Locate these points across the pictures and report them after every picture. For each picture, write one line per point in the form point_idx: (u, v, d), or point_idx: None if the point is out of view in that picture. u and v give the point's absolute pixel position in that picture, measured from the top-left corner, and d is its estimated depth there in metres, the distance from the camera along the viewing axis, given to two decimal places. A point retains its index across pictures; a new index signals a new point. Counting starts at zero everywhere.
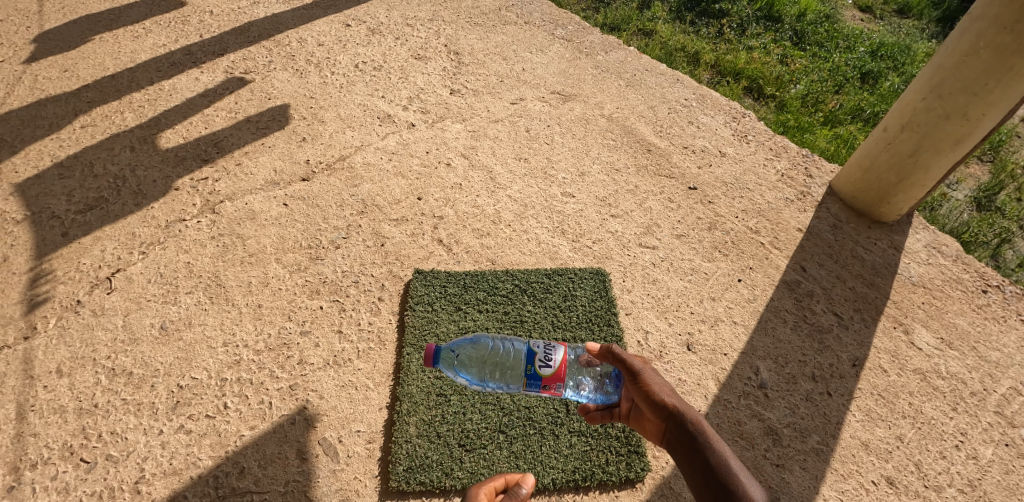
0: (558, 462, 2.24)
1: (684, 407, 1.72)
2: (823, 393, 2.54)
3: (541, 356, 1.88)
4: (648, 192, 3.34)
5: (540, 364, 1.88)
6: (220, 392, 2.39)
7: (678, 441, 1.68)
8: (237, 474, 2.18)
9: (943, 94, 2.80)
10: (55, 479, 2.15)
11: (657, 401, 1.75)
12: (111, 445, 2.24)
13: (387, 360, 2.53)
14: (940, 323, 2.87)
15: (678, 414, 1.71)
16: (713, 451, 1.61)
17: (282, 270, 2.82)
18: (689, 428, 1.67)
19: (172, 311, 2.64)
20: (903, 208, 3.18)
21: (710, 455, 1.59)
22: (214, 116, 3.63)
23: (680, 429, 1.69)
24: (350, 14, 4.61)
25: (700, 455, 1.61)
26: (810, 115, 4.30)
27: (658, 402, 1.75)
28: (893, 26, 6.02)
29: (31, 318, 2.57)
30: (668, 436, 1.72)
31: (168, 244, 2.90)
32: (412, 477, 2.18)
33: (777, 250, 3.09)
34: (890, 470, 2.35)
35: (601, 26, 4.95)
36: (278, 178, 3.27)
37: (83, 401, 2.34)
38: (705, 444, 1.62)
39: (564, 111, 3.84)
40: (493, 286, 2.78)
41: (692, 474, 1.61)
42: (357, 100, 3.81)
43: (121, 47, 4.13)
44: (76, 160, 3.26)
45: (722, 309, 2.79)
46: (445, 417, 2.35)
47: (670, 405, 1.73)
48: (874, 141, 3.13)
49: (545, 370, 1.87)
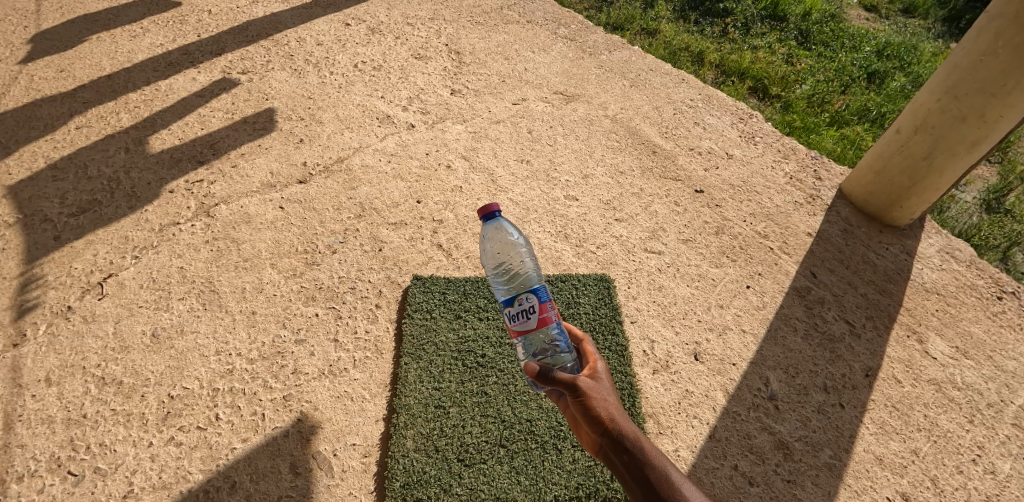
0: (560, 478, 2.16)
1: (625, 420, 1.63)
2: (835, 405, 2.46)
3: (515, 308, 1.75)
4: (654, 195, 3.25)
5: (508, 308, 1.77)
6: (212, 403, 2.32)
7: (618, 460, 1.59)
8: (229, 488, 2.11)
9: (958, 96, 2.71)
10: (41, 493, 2.07)
11: (595, 417, 1.63)
12: (99, 457, 2.16)
13: (384, 370, 2.45)
14: (955, 331, 2.78)
15: (619, 431, 1.61)
16: (659, 469, 1.54)
17: (277, 276, 2.75)
18: (630, 446, 1.59)
19: (164, 318, 2.57)
20: (916, 212, 3.09)
21: (656, 475, 1.53)
22: (211, 117, 3.55)
23: (620, 447, 1.59)
24: (349, 13, 4.53)
25: (645, 477, 1.54)
26: (816, 115, 4.20)
27: (595, 418, 1.63)
28: (900, 25, 5.93)
29: (20, 324, 2.50)
30: (606, 452, 1.63)
31: (161, 248, 2.83)
32: (408, 493, 2.11)
33: (786, 255, 3.01)
34: (905, 486, 2.26)
35: (604, 25, 4.86)
36: (275, 180, 3.19)
37: (71, 412, 2.27)
38: (651, 463, 1.55)
39: (567, 112, 3.75)
40: (494, 293, 2.70)
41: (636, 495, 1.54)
42: (356, 101, 3.73)
43: (118, 46, 4.06)
44: (70, 161, 3.19)
45: (730, 317, 2.71)
46: (444, 430, 2.27)
47: (610, 420, 1.62)
48: (887, 143, 3.03)
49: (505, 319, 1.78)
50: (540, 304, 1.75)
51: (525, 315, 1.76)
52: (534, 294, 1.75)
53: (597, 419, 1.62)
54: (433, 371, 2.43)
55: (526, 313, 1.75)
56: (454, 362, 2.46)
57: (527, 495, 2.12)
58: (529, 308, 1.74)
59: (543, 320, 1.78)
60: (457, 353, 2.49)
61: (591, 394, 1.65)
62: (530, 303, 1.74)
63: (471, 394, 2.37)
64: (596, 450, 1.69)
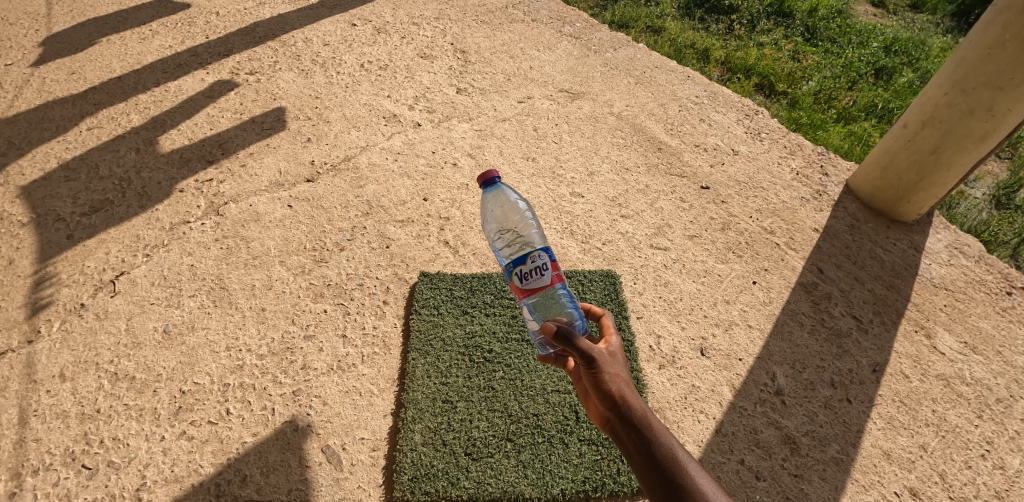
0: (567, 472, 2.18)
1: (636, 398, 1.65)
2: (842, 400, 2.45)
3: (524, 268, 1.81)
4: (660, 191, 3.26)
5: (517, 272, 1.81)
6: (223, 398, 2.35)
7: (624, 435, 1.62)
8: (239, 482, 2.13)
9: (966, 89, 2.70)
10: (56, 486, 2.11)
11: (606, 390, 1.67)
12: (112, 451, 2.20)
13: (392, 365, 2.47)
14: (963, 327, 2.77)
15: (628, 407, 1.63)
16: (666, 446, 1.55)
17: (286, 273, 2.78)
18: (637, 422, 1.60)
19: (175, 314, 2.60)
20: (924, 206, 3.07)
21: (660, 455, 1.54)
22: (220, 117, 3.59)
23: (628, 421, 1.62)
24: (356, 13, 4.56)
25: (648, 455, 1.55)
26: (822, 112, 4.18)
27: (606, 392, 1.67)
28: (908, 20, 5.89)
29: (34, 321, 2.54)
30: (614, 426, 1.65)
31: (172, 246, 2.86)
32: (417, 486, 2.13)
33: (793, 251, 3.00)
34: (913, 480, 2.26)
35: (609, 23, 4.86)
36: (283, 179, 3.22)
37: (85, 407, 2.31)
38: (656, 441, 1.56)
39: (573, 109, 3.77)
40: (500, 290, 2.72)
41: (641, 473, 1.54)
42: (363, 100, 3.76)
43: (129, 48, 4.11)
44: (82, 162, 3.24)
45: (737, 312, 2.71)
46: (451, 425, 2.29)
47: (621, 396, 1.65)
48: (894, 138, 3.02)
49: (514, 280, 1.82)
50: (551, 263, 1.82)
51: (537, 273, 1.81)
52: (545, 251, 1.82)
53: (607, 392, 1.67)
54: (441, 366, 2.45)
55: (538, 271, 1.81)
56: (461, 358, 2.48)
57: (534, 488, 2.13)
58: (541, 266, 1.80)
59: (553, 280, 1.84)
60: (464, 348, 2.51)
61: (603, 366, 1.70)
62: (542, 261, 1.81)
63: (479, 389, 2.39)
64: (603, 427, 1.72)
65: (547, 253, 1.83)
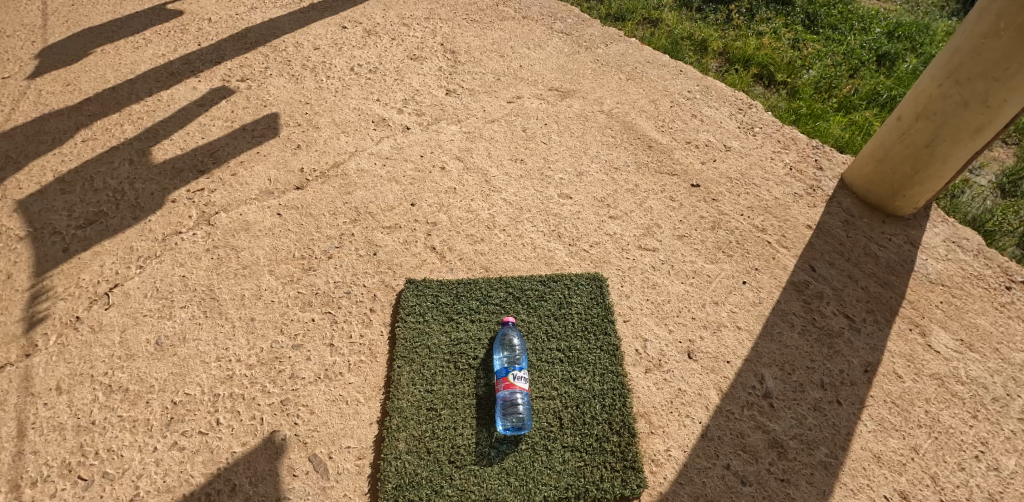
0: (550, 479, 2.18)
1: None
2: (832, 402, 2.42)
3: (515, 374, 2.28)
4: (650, 190, 3.22)
5: (514, 374, 2.28)
6: (212, 408, 2.38)
7: None
8: (228, 492, 2.17)
9: (959, 81, 2.61)
10: (53, 498, 2.16)
11: None
12: (107, 463, 2.24)
13: (378, 373, 2.48)
14: (960, 324, 2.71)
15: None
16: None
17: (275, 282, 2.80)
18: None
19: (167, 326, 2.63)
20: (920, 200, 2.99)
21: None
22: (211, 125, 3.61)
23: None
24: (346, 15, 4.54)
25: None
26: (821, 102, 4.09)
27: None
28: (912, 4, 5.71)
29: (30, 335, 2.59)
30: None
31: (163, 257, 2.90)
32: (400, 495, 2.15)
33: (785, 248, 2.96)
34: (904, 484, 2.23)
35: (603, 17, 4.80)
36: (272, 187, 3.23)
37: (81, 419, 2.35)
38: None
39: (563, 108, 3.73)
40: (486, 295, 2.70)
41: None
42: (352, 104, 3.75)
43: (122, 58, 4.14)
44: (77, 175, 3.28)
45: (726, 313, 2.68)
46: (435, 432, 2.30)
47: None
48: (887, 131, 2.95)
49: (511, 374, 2.28)
50: (510, 380, 2.27)
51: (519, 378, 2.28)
52: (519, 373, 2.29)
53: None
54: (426, 373, 2.46)
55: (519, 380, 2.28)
56: (446, 365, 2.49)
57: (517, 496, 2.14)
58: (518, 374, 2.28)
59: (512, 388, 2.27)
60: (449, 355, 2.51)
61: None
62: (520, 375, 2.29)
63: (463, 396, 2.40)
64: None
65: (516, 374, 2.29)
